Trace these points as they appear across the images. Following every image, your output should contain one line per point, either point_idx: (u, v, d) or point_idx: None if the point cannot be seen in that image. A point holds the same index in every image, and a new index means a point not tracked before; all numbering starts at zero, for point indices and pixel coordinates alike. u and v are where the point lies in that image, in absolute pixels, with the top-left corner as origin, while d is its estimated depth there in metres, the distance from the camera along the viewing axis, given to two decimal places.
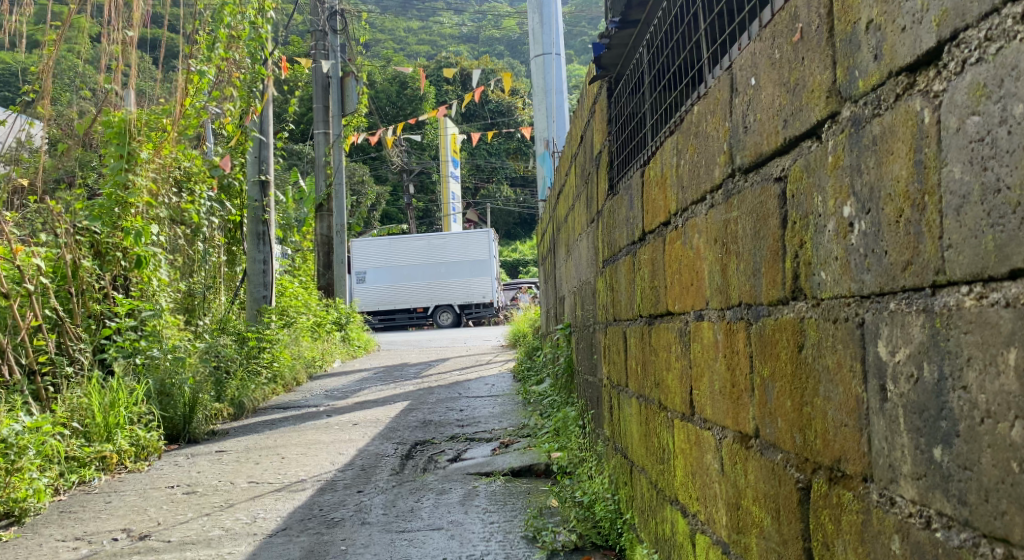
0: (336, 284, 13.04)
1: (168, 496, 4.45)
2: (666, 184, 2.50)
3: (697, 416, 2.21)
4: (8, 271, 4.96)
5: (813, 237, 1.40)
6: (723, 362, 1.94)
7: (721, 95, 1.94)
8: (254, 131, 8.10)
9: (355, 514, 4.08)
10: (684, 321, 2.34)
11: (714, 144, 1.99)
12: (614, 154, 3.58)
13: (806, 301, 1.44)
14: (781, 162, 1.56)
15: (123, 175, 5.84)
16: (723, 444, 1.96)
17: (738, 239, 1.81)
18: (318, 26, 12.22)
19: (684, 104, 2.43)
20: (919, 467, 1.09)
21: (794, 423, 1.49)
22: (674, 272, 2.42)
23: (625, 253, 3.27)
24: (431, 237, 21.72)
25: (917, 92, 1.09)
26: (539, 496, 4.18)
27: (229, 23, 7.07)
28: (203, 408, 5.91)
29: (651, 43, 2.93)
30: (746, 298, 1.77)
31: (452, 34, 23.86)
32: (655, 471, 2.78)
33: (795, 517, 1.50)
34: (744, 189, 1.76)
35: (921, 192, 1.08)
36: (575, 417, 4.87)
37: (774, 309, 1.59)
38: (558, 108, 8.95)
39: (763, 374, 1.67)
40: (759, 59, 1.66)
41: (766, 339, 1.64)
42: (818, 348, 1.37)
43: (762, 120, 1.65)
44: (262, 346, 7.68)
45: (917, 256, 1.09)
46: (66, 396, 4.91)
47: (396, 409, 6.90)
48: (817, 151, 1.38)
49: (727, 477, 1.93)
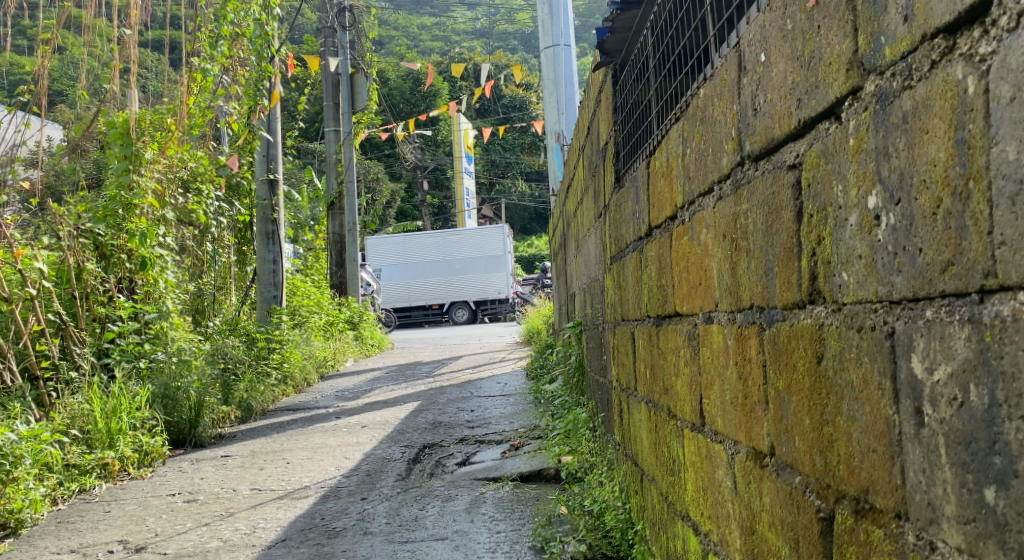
0: (349, 283, 12.94)
1: (168, 505, 4.29)
2: (672, 175, 2.33)
3: (708, 427, 2.04)
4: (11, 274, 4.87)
5: (833, 232, 1.21)
6: (735, 373, 1.76)
7: (728, 75, 1.75)
8: (262, 131, 7.79)
9: (357, 523, 3.92)
10: (693, 322, 2.16)
11: (721, 130, 1.81)
12: (619, 145, 3.40)
13: (826, 306, 1.26)
14: (795, 147, 1.39)
15: (127, 176, 5.63)
16: (736, 461, 1.78)
17: (748, 234, 1.63)
18: (327, 23, 12.04)
19: (689, 90, 2.26)
20: (967, 510, 0.92)
21: (813, 444, 1.31)
22: (681, 271, 2.24)
23: (632, 250, 3.09)
24: (445, 234, 21.45)
25: (958, 57, 0.91)
26: (548, 504, 4.01)
27: (233, 19, 6.86)
28: (208, 412, 5.75)
29: (655, 25, 2.74)
30: (759, 301, 1.58)
31: (465, 29, 23.54)
32: (666, 483, 2.60)
33: (817, 549, 1.33)
34: (755, 178, 1.58)
35: (964, 178, 0.89)
36: (585, 419, 4.70)
37: (789, 314, 1.41)
38: (568, 100, 8.76)
39: (778, 386, 1.49)
40: (769, 33, 1.48)
41: (781, 346, 1.46)
42: (841, 360, 1.19)
43: (773, 100, 1.46)
44: (272, 347, 7.47)
45: (959, 254, 0.91)
46: (66, 402, 4.74)
47: (406, 410, 6.74)
48: (836, 134, 1.20)
49: (741, 496, 1.76)
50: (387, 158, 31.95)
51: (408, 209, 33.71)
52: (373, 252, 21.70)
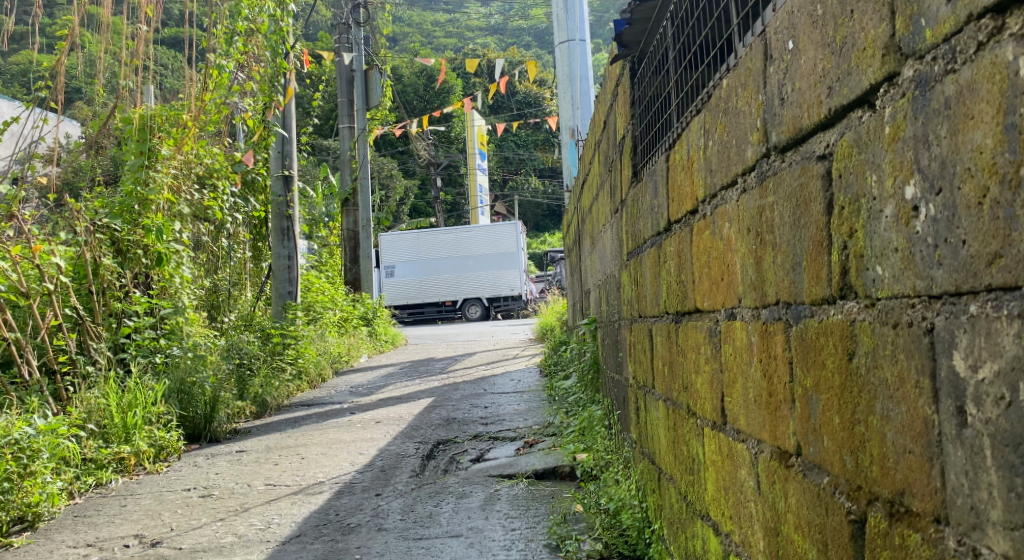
0: (363, 279, 12.93)
1: (183, 500, 4.26)
2: (693, 168, 2.28)
3: (730, 426, 2.00)
4: (30, 270, 4.84)
5: (867, 224, 1.17)
6: (760, 371, 1.72)
7: (753, 64, 1.71)
8: (277, 126, 7.74)
9: (371, 520, 3.89)
10: (714, 319, 2.12)
11: (746, 121, 1.77)
12: (637, 139, 3.35)
13: (857, 301, 1.21)
14: (825, 137, 1.34)
15: (143, 172, 5.63)
16: (760, 460, 1.75)
17: (774, 227, 1.58)
18: (342, 20, 11.92)
19: (710, 80, 2.21)
20: (1015, 516, 0.87)
21: (844, 444, 1.27)
22: (702, 266, 2.20)
23: (650, 245, 3.05)
24: (459, 230, 21.52)
25: (1008, 38, 0.86)
26: (563, 501, 3.97)
27: (247, 15, 6.78)
28: (224, 407, 5.65)
29: (674, 16, 2.69)
30: (785, 296, 1.54)
31: (479, 26, 23.34)
32: (684, 482, 2.56)
33: (846, 553, 1.29)
34: (782, 170, 1.54)
35: (1014, 166, 0.85)
36: (601, 417, 4.65)
37: (817, 309, 1.37)
38: (583, 95, 8.70)
39: (805, 384, 1.44)
40: (798, 19, 1.43)
41: (808, 344, 1.42)
42: (874, 358, 1.15)
43: (802, 89, 1.42)
44: (286, 343, 7.44)
45: (1009, 245, 0.86)
46: (83, 396, 4.73)
47: (420, 406, 6.71)
48: (871, 122, 1.16)
49: (765, 497, 1.72)
50: (400, 154, 31.94)
51: (421, 205, 33.73)
52: (387, 247, 21.93)
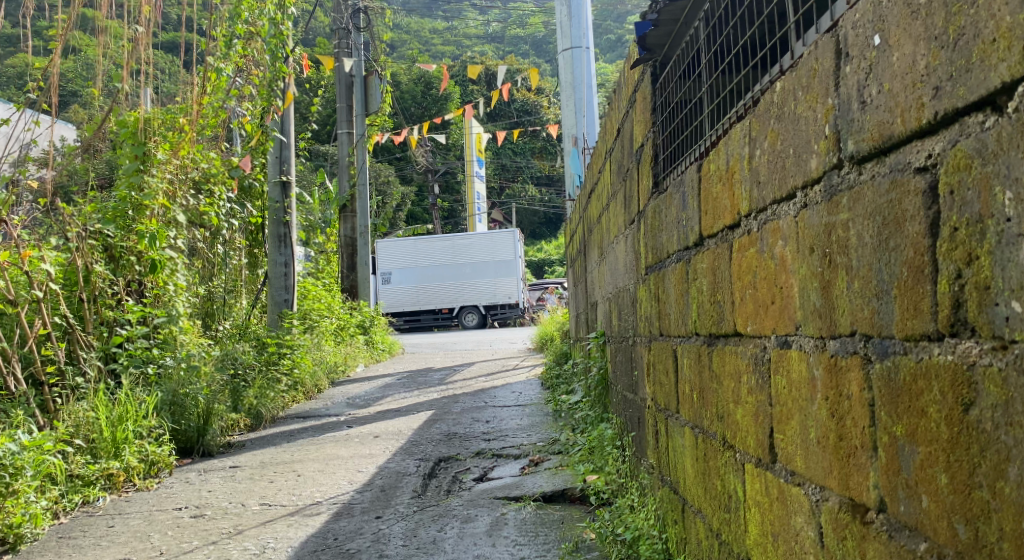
0: (360, 287, 12.67)
1: (173, 521, 4.04)
2: (734, 179, 2.08)
3: (781, 466, 1.79)
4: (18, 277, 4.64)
5: (996, 252, 1.00)
6: (825, 410, 1.52)
7: (818, 65, 1.53)
8: (276, 131, 7.48)
9: (371, 545, 3.67)
10: (760, 346, 1.91)
11: (808, 128, 1.58)
12: (659, 146, 3.15)
13: (978, 342, 1.04)
14: (923, 147, 1.16)
15: (138, 177, 5.39)
16: (823, 510, 1.55)
17: (848, 246, 1.39)
18: (341, 24, 11.68)
19: (760, 83, 2.03)
20: None
21: (953, 508, 1.09)
22: (746, 286, 1.99)
23: (676, 260, 2.85)
24: (455, 238, 21.32)
25: None
26: (576, 528, 3.75)
27: (247, 17, 6.61)
28: (217, 420, 5.43)
29: (708, 16, 2.49)
30: (863, 328, 1.34)
31: (476, 33, 23.83)
32: (717, 520, 2.36)
33: None
34: (860, 184, 1.35)
35: None
36: (612, 437, 4.45)
37: (913, 347, 1.18)
38: (588, 103, 8.50)
39: (892, 430, 1.25)
40: (889, 10, 1.24)
41: (898, 384, 1.23)
42: (1007, 415, 0.98)
43: (893, 90, 1.22)
44: (282, 353, 7.19)
45: None
46: (70, 409, 4.48)
47: (420, 420, 6.49)
48: (1003, 127, 0.99)
49: (832, 552, 1.52)
50: (399, 160, 31.67)
51: (418, 212, 33.52)
52: (384, 254, 21.71)
